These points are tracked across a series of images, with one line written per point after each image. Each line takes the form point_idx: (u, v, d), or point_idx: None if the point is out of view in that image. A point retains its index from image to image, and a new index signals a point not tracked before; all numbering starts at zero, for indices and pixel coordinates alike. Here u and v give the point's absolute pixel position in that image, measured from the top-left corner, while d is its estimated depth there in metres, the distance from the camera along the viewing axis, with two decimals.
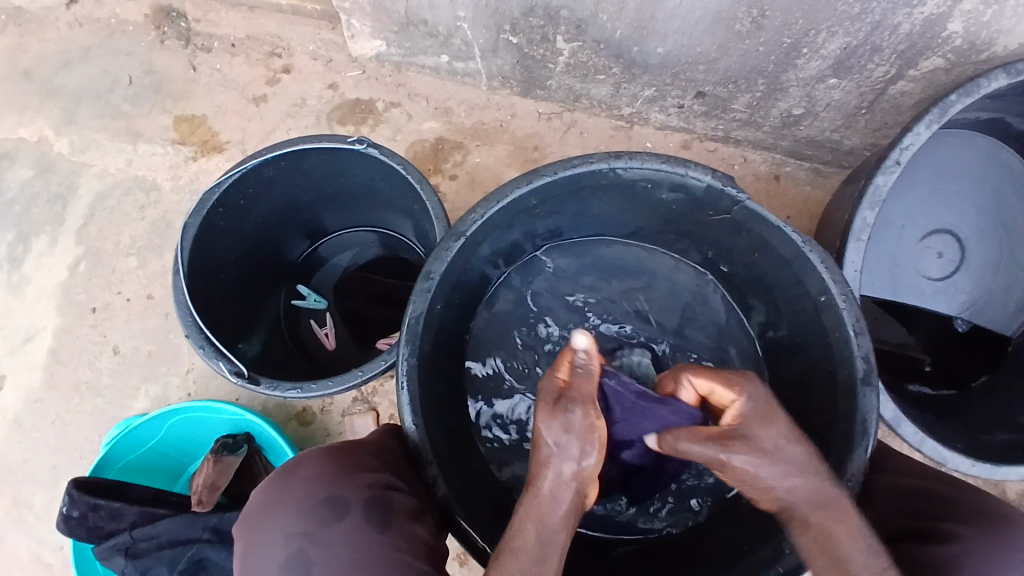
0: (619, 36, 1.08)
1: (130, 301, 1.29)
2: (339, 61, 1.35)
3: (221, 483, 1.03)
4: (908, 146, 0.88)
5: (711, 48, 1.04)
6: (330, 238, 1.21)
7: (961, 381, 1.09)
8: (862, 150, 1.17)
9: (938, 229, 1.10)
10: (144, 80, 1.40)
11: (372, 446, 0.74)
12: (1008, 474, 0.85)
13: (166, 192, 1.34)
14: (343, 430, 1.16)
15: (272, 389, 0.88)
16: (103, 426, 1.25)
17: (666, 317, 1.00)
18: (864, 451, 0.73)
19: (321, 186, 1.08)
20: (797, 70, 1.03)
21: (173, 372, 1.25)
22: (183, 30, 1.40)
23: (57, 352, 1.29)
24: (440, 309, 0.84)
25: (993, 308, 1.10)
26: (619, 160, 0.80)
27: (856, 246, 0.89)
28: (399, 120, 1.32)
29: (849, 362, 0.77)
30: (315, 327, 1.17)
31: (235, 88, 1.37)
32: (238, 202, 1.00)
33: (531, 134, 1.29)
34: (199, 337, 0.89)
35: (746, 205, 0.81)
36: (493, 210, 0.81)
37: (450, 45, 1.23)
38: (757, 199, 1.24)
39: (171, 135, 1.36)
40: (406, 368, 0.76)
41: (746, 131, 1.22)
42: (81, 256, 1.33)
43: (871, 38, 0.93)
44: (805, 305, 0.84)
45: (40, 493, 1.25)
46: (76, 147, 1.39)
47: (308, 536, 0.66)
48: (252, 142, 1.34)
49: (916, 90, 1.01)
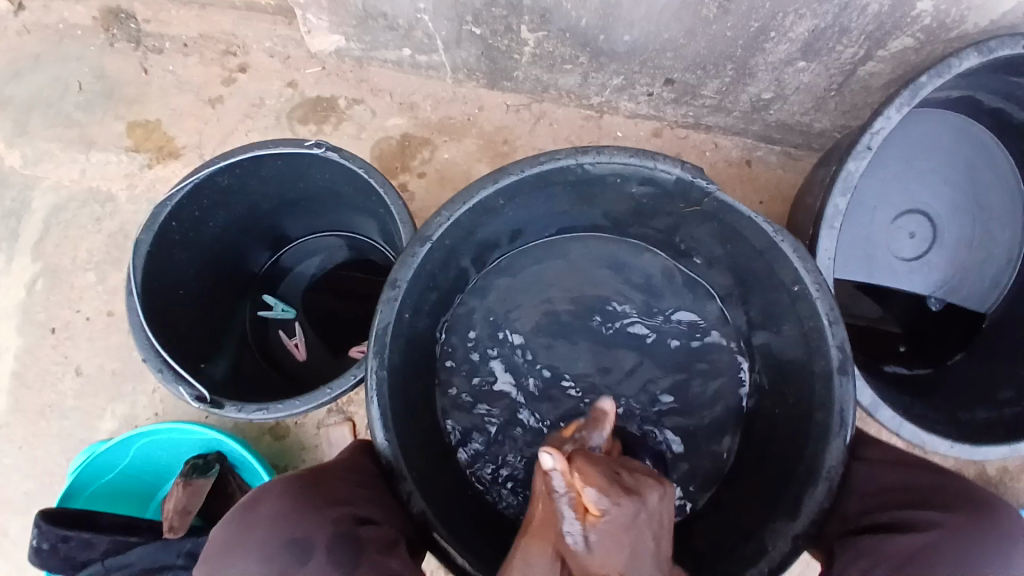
0: (584, 24, 1.05)
1: (91, 318, 1.24)
2: (297, 58, 1.30)
3: (194, 505, 0.99)
4: (880, 130, 0.87)
5: (678, 34, 1.02)
6: (294, 245, 1.17)
7: (937, 360, 1.10)
8: (832, 132, 1.16)
9: (911, 209, 1.09)
10: (94, 85, 1.33)
11: (339, 473, 0.71)
12: (988, 454, 0.85)
13: (123, 202, 1.28)
14: (319, 442, 1.13)
15: (238, 410, 0.85)
16: (69, 450, 1.21)
17: (642, 311, 0.99)
18: (842, 442, 0.74)
19: (281, 191, 1.04)
20: (766, 54, 1.01)
21: (140, 391, 1.21)
22: (134, 33, 1.33)
23: (18, 375, 1.24)
24: (409, 317, 0.81)
25: (964, 286, 1.11)
26: (586, 155, 0.77)
27: (829, 233, 0.89)
28: (362, 117, 1.27)
29: (825, 352, 0.76)
30: (285, 337, 1.14)
31: (189, 90, 1.31)
32: (194, 213, 0.96)
33: (500, 128, 1.26)
34: (158, 360, 0.86)
35: (716, 196, 0.79)
36: (459, 212, 0.78)
37: (412, 38, 1.18)
38: (729, 186, 1.22)
39: (126, 142, 1.30)
40: (375, 381, 0.74)
41: (717, 117, 1.20)
42: (38, 273, 1.27)
43: (839, 19, 0.91)
44: (780, 297, 0.83)
45: (12, 520, 1.21)
46: (26, 159, 1.32)
47: None
48: (210, 145, 1.29)
49: (885, 71, 1.00)
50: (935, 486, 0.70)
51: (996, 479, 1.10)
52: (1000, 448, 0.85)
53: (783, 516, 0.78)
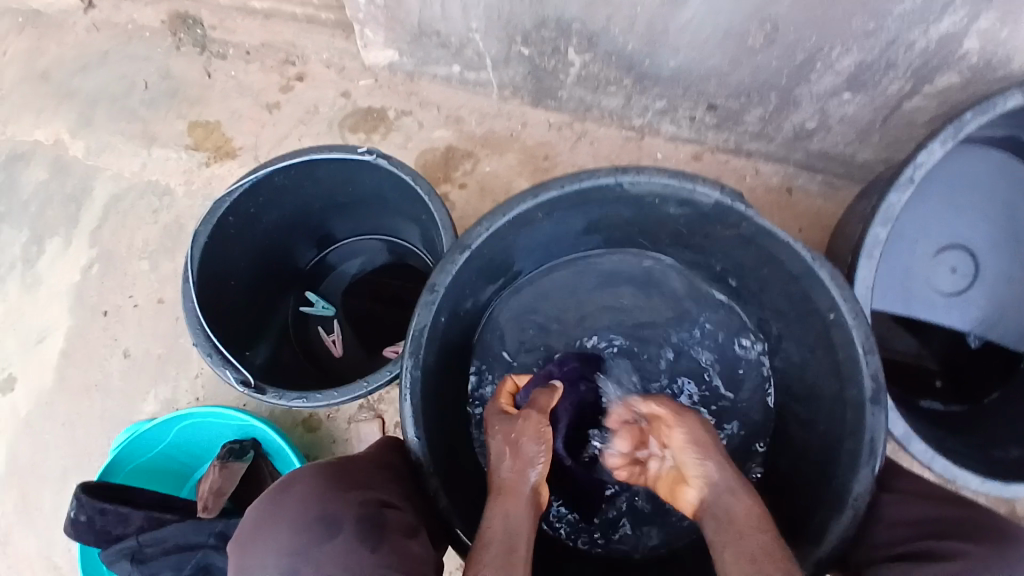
0: (630, 49, 1.08)
1: (141, 305, 1.30)
2: (352, 70, 1.36)
3: (227, 487, 1.03)
4: (922, 163, 0.87)
5: (722, 62, 1.04)
6: (338, 245, 1.22)
7: (975, 397, 1.08)
8: (875, 164, 1.16)
9: (952, 244, 1.08)
10: (160, 85, 1.42)
11: (368, 461, 0.74)
12: (1019, 492, 0.83)
13: (180, 197, 1.35)
14: (350, 436, 1.16)
15: (278, 396, 0.89)
16: (112, 429, 1.26)
17: (673, 330, 1.00)
18: (870, 472, 0.72)
19: (331, 194, 1.09)
20: (810, 84, 1.02)
21: (181, 377, 1.26)
22: (199, 37, 1.42)
23: (69, 353, 1.31)
24: (446, 320, 0.84)
25: (1006, 323, 1.08)
26: (626, 175, 0.79)
27: (868, 263, 0.89)
28: (410, 128, 1.32)
29: (858, 381, 0.76)
30: (323, 333, 1.18)
31: (248, 94, 1.38)
32: (249, 210, 1.01)
33: (541, 144, 1.29)
34: (207, 345, 0.90)
35: (754, 221, 0.80)
36: (498, 223, 0.81)
37: (462, 55, 1.23)
38: (768, 213, 1.23)
39: (185, 140, 1.38)
40: (410, 380, 0.76)
41: (758, 144, 1.21)
42: (95, 259, 1.35)
43: (886, 54, 0.92)
44: (814, 324, 0.83)
45: (51, 492, 1.27)
46: (92, 151, 1.41)
47: (300, 555, 0.65)
48: (264, 148, 1.35)
49: (930, 106, 1.00)
50: (972, 517, 0.69)
51: None
52: None
53: (808, 544, 0.77)
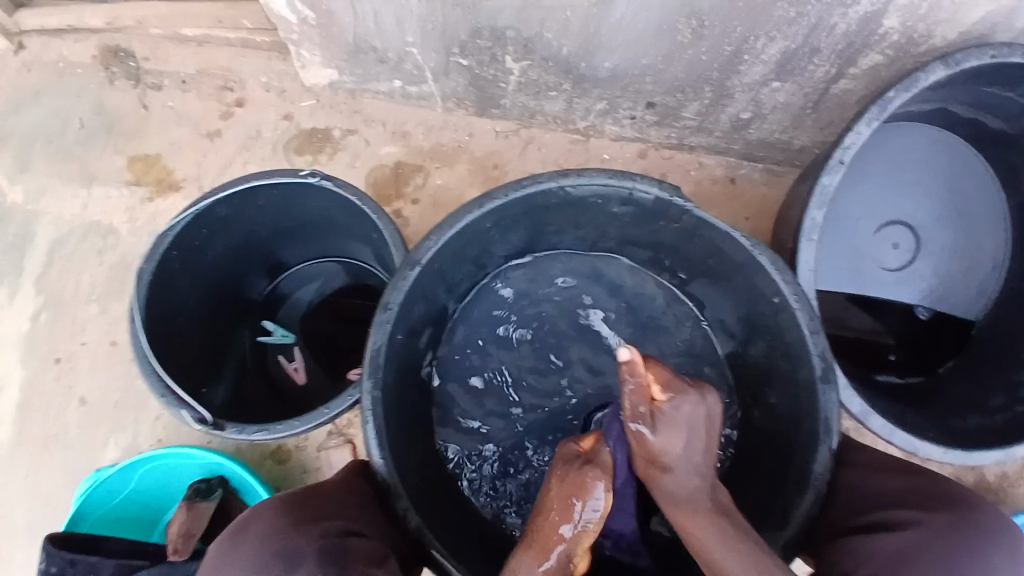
0: (566, 52, 1.09)
1: (92, 348, 1.26)
2: (292, 91, 1.34)
3: (197, 529, 1.01)
4: (851, 145, 0.90)
5: (655, 59, 1.06)
6: (292, 271, 1.20)
7: (929, 367, 1.13)
8: (811, 149, 1.20)
9: (894, 220, 1.13)
10: (95, 122, 1.37)
11: (332, 488, 0.74)
12: (982, 458, 0.87)
13: (124, 235, 1.32)
14: (320, 465, 1.15)
15: (238, 432, 0.87)
16: (72, 481, 1.22)
17: (631, 326, 1.02)
18: (827, 449, 0.75)
19: (277, 221, 1.07)
20: (741, 75, 1.06)
21: (141, 420, 1.22)
22: (132, 69, 1.38)
23: (20, 408, 1.26)
24: (402, 338, 0.83)
25: (950, 294, 1.14)
26: (567, 178, 0.80)
27: (809, 246, 0.92)
28: (356, 146, 1.32)
29: (807, 360, 0.78)
30: (284, 361, 1.16)
31: (188, 124, 1.35)
32: (193, 243, 0.99)
33: (490, 153, 1.30)
34: (159, 386, 0.88)
35: (695, 214, 0.82)
36: (447, 236, 0.80)
37: (402, 70, 1.23)
38: (713, 203, 1.26)
39: (126, 176, 1.34)
40: (370, 402, 0.75)
41: (699, 137, 1.24)
42: (40, 307, 1.30)
43: (810, 40, 0.95)
44: (762, 308, 0.85)
45: (13, 554, 1.21)
46: (29, 195, 1.36)
47: None
48: (208, 177, 1.32)
49: (857, 88, 1.04)
50: (924, 485, 0.72)
51: (992, 481, 1.12)
52: (993, 452, 0.87)
53: (776, 523, 0.78)
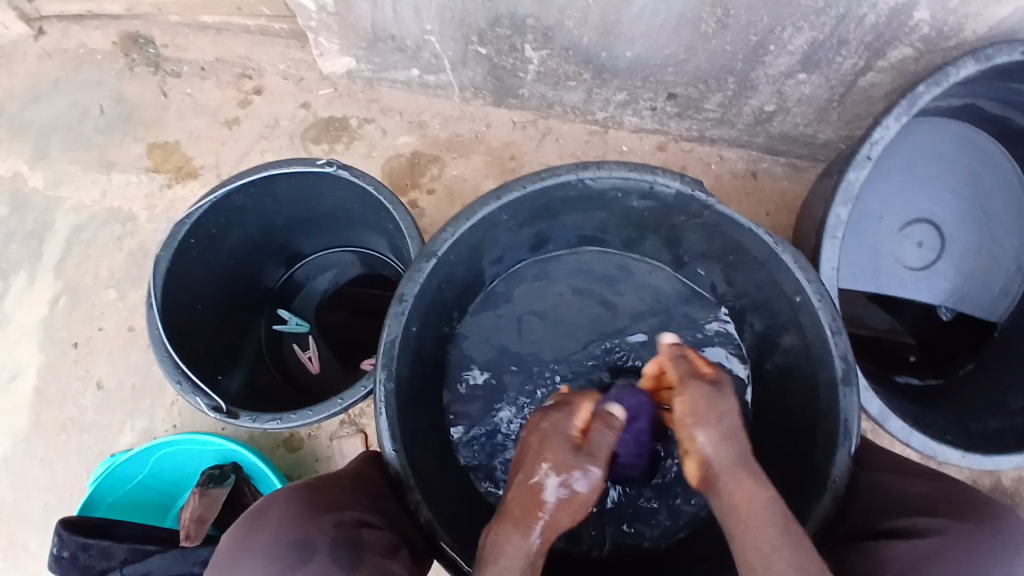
0: (586, 42, 1.08)
1: (112, 334, 1.28)
2: (310, 80, 1.34)
3: (209, 514, 1.02)
4: (879, 140, 0.88)
5: (677, 49, 1.04)
6: (307, 261, 1.20)
7: (949, 370, 1.11)
8: (836, 143, 1.17)
9: (919, 218, 1.09)
10: (115, 109, 1.38)
11: (345, 478, 0.74)
12: (1000, 463, 0.85)
13: (142, 222, 1.33)
14: (332, 453, 1.16)
15: (251, 420, 0.88)
16: (90, 463, 1.24)
17: (647, 322, 1.00)
18: (846, 452, 0.73)
19: (292, 210, 1.08)
20: (766, 67, 1.03)
21: (158, 405, 1.24)
22: (152, 56, 1.39)
23: (41, 390, 1.28)
24: (416, 330, 0.83)
25: (975, 295, 1.11)
26: (587, 170, 0.79)
27: (832, 243, 0.89)
28: (373, 136, 1.31)
29: (828, 361, 0.76)
30: (298, 350, 1.17)
31: (206, 113, 1.36)
32: (210, 230, 0.99)
33: (506, 144, 1.29)
34: (175, 372, 0.89)
35: (717, 209, 0.80)
36: (463, 228, 0.80)
37: (420, 59, 1.22)
38: (733, 198, 1.24)
39: (145, 163, 1.35)
40: (384, 394, 0.75)
41: (720, 130, 1.22)
42: (60, 292, 1.32)
43: (838, 32, 0.93)
44: (782, 307, 0.83)
45: (34, 533, 1.24)
46: (50, 181, 1.37)
47: None
48: (226, 165, 1.33)
49: (886, 81, 1.01)
50: (948, 491, 0.70)
51: (1012, 487, 1.09)
52: (1013, 456, 0.85)
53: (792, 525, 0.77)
